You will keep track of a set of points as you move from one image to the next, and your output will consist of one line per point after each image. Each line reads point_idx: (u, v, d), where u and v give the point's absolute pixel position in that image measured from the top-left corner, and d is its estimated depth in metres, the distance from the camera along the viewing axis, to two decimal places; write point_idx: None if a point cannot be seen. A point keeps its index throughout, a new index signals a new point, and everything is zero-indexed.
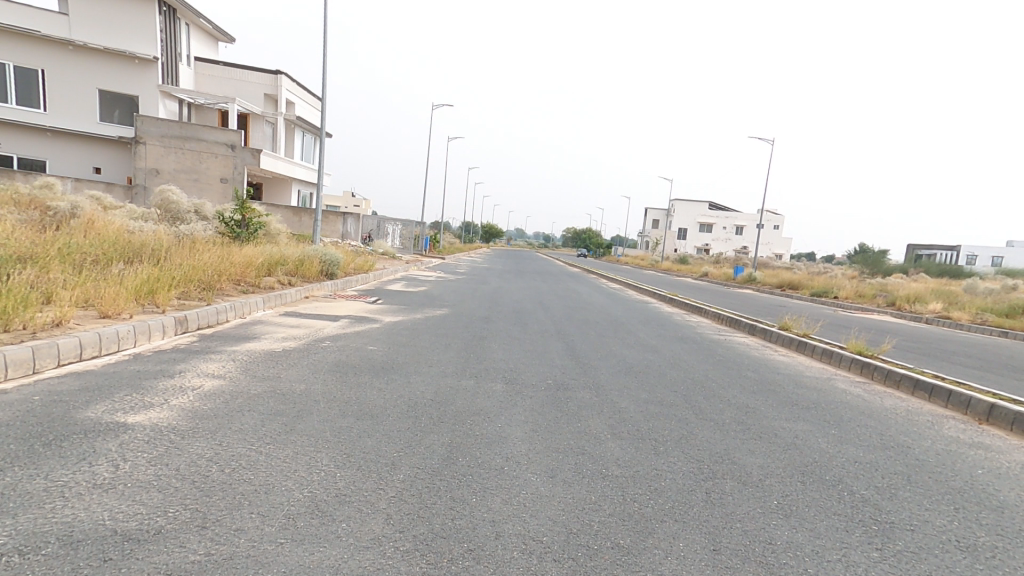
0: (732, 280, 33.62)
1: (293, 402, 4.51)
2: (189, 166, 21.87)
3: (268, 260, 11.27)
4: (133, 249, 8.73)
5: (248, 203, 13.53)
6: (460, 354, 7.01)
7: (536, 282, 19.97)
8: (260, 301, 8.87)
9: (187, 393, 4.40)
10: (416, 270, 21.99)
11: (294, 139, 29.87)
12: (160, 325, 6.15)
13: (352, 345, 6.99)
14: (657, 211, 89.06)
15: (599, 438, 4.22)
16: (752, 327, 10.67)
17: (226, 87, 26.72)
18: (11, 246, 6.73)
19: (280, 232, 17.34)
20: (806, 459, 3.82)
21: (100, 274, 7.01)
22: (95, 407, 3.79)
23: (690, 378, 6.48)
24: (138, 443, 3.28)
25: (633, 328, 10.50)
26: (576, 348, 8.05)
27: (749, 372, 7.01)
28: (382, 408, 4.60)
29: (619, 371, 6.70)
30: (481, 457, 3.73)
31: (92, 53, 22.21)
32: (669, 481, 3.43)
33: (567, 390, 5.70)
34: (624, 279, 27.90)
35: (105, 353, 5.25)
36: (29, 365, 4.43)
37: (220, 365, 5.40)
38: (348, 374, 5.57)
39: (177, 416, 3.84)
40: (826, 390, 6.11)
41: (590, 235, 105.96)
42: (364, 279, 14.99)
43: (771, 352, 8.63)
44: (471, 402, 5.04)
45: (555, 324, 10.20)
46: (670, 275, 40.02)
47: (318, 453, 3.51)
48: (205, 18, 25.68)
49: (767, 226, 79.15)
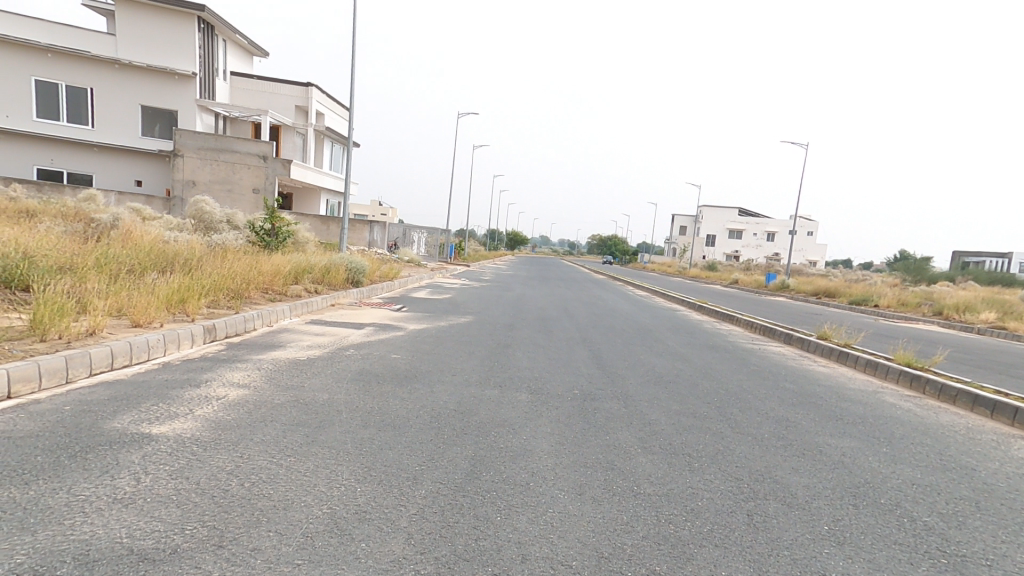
0: (763, 287, 32.83)
1: (314, 412, 4.44)
2: (223, 178, 22.45)
3: (296, 268, 11.38)
4: (167, 259, 8.91)
5: (277, 212, 13.72)
6: (484, 363, 6.88)
7: (562, 290, 19.79)
8: (287, 309, 8.93)
9: (212, 402, 4.37)
10: (441, 277, 22.06)
11: (323, 149, 30.41)
12: (189, 334, 6.19)
13: (375, 353, 6.94)
14: (684, 218, 87.83)
15: (629, 453, 4.03)
16: (788, 335, 10.28)
17: (258, 100, 27.39)
18: (50, 256, 6.91)
19: (308, 241, 17.61)
20: (858, 480, 3.56)
21: (133, 282, 7.12)
22: (121, 418, 3.78)
23: (724, 389, 6.21)
24: (160, 455, 3.25)
25: (662, 335, 10.24)
26: (602, 356, 7.85)
27: (787, 383, 6.70)
28: (404, 419, 4.50)
29: (647, 381, 6.47)
30: (506, 472, 3.59)
31: (135, 70, 23.07)
32: (706, 501, 3.22)
33: (594, 400, 5.52)
34: (652, 286, 27.50)
35: (136, 362, 5.29)
36: (62, 374, 4.45)
37: (245, 373, 5.39)
38: (371, 383, 5.51)
39: (200, 426, 3.81)
40: (872, 403, 5.79)
41: (615, 243, 105.20)
42: (389, 287, 15.05)
43: (810, 362, 8.27)
44: (494, 412, 4.91)
45: (582, 332, 10.01)
46: (699, 283, 39.30)
47: (339, 466, 3.43)
48: (241, 33, 26.41)
49: (799, 233, 77.09)
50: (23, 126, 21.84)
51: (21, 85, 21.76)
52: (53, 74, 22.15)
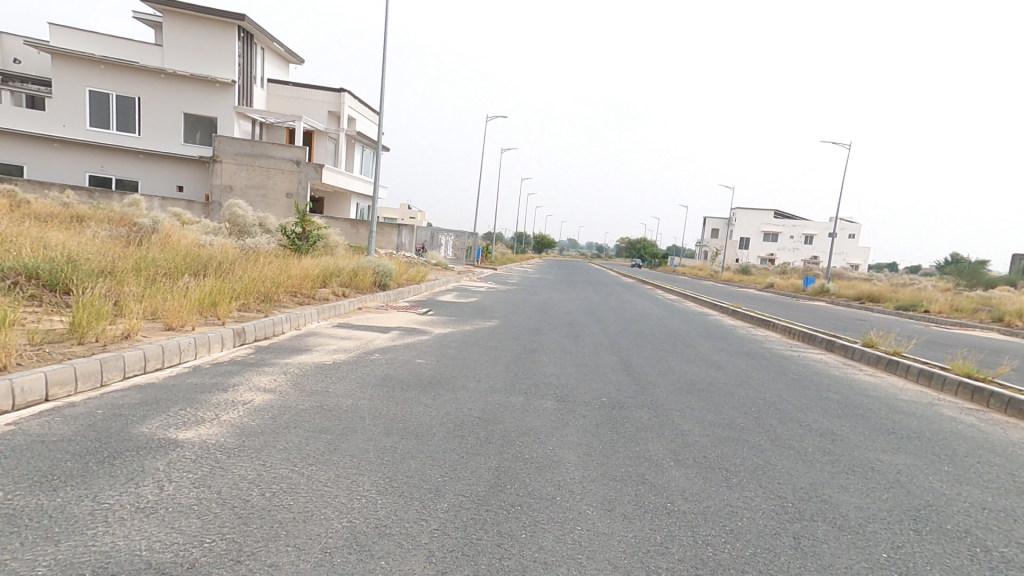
0: (801, 292, 31.84)
1: (338, 419, 4.40)
2: (257, 183, 22.99)
3: (324, 271, 11.50)
4: (201, 262, 9.09)
5: (309, 217, 13.93)
6: (510, 368, 6.76)
7: (591, 294, 19.55)
8: (315, 312, 9.02)
9: (238, 408, 4.38)
10: (468, 280, 22.06)
11: (354, 153, 30.88)
12: (219, 337, 6.28)
13: (401, 358, 6.90)
14: (716, 221, 86.13)
15: (662, 466, 3.85)
16: (830, 342, 9.87)
17: (292, 106, 28.00)
18: (91, 259, 7.10)
19: (338, 244, 17.83)
20: (916, 503, 3.30)
21: (168, 285, 7.27)
22: (149, 422, 3.81)
23: (761, 399, 5.94)
24: (185, 462, 3.24)
25: (694, 341, 9.94)
26: (632, 363, 7.63)
27: (830, 393, 6.38)
28: (427, 427, 4.42)
29: (680, 389, 6.24)
30: (532, 484, 3.46)
31: (177, 80, 23.86)
32: (746, 521, 3.02)
33: (623, 409, 5.35)
34: (683, 290, 26.98)
35: (168, 365, 5.37)
36: (97, 378, 4.53)
37: (271, 378, 5.40)
38: (395, 389, 5.46)
39: (225, 432, 3.81)
40: (929, 417, 5.43)
41: (644, 246, 103.87)
42: (416, 290, 15.12)
43: (856, 371, 7.89)
44: (519, 420, 4.79)
45: (611, 337, 9.80)
46: (733, 287, 38.38)
47: (361, 475, 3.37)
48: (278, 42, 27.06)
49: (838, 236, 74.60)
50: (75, 135, 22.94)
51: (73, 96, 22.83)
52: (103, 85, 23.17)
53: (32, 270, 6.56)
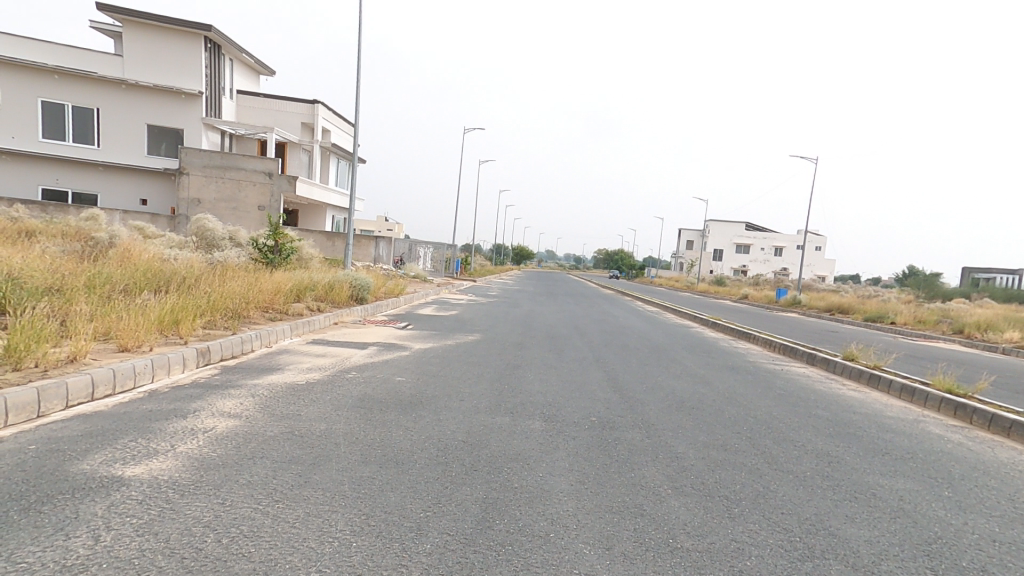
0: (774, 303, 32.33)
1: (310, 447, 4.04)
2: (228, 195, 22.34)
3: (297, 285, 11.05)
4: (163, 278, 8.60)
5: (281, 229, 13.47)
6: (494, 386, 6.47)
7: (571, 306, 19.40)
8: (288, 329, 8.59)
9: (198, 437, 3.99)
10: (448, 293, 21.73)
11: (329, 165, 30.38)
12: (180, 358, 5.85)
13: (379, 376, 6.55)
14: (690, 233, 87.55)
15: (659, 495, 3.62)
16: (811, 355, 9.83)
17: (264, 117, 27.42)
18: (36, 277, 6.60)
19: (312, 257, 17.31)
20: (927, 535, 3.12)
21: (124, 303, 6.80)
22: (91, 458, 3.40)
23: (752, 416, 5.78)
24: (128, 504, 2.85)
25: (678, 355, 9.81)
26: (618, 378, 7.43)
27: (819, 409, 6.25)
28: (407, 453, 4.10)
29: (670, 407, 6.04)
30: (523, 519, 3.18)
31: (142, 89, 23.12)
32: (755, 560, 2.79)
33: (614, 429, 5.11)
34: (662, 301, 27.09)
35: (119, 391, 4.93)
36: (33, 408, 4.10)
37: (238, 402, 5.00)
38: (373, 411, 5.11)
39: (179, 466, 3.43)
40: (919, 436, 5.32)
41: (620, 258, 104.98)
42: (395, 304, 14.73)
43: (839, 386, 7.83)
44: (506, 444, 4.50)
45: (594, 351, 9.60)
46: (709, 298, 38.88)
47: (334, 513, 3.04)
48: (248, 52, 26.54)
49: (807, 247, 76.51)
50: (32, 146, 21.99)
51: (30, 106, 21.91)
52: (62, 95, 22.34)
53: None
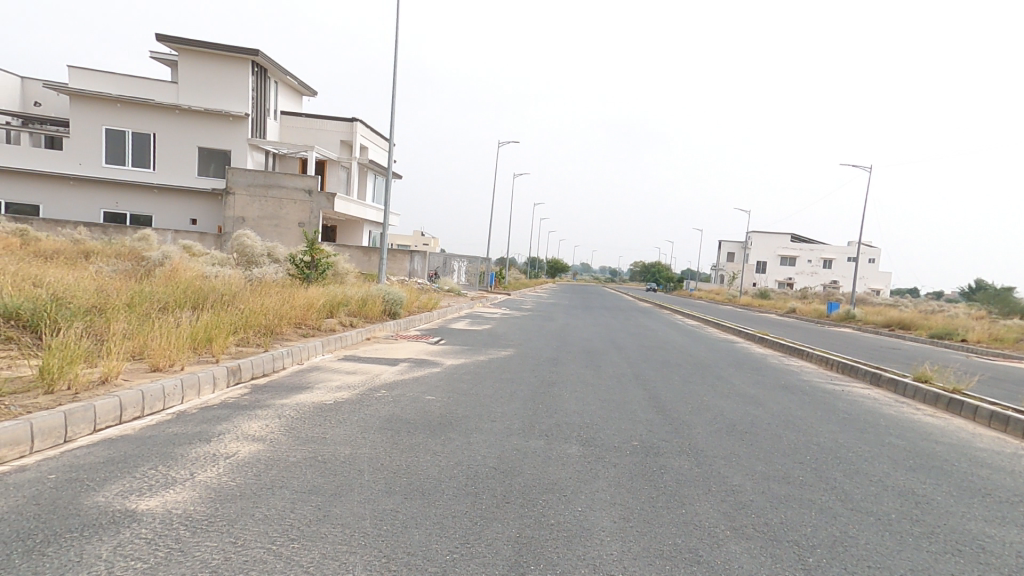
0: (824, 317, 30.88)
1: (332, 474, 3.80)
2: (270, 212, 22.93)
3: (331, 300, 11.03)
4: (202, 295, 8.65)
5: (317, 244, 13.57)
6: (528, 406, 6.12)
7: (609, 320, 18.87)
8: (320, 345, 8.50)
9: (219, 463, 3.81)
10: (482, 307, 21.55)
11: (366, 181, 30.93)
12: (211, 377, 5.75)
13: (409, 395, 6.31)
14: (732, 244, 85.16)
15: (716, 539, 3.22)
16: (876, 375, 9.10)
17: (305, 136, 28.17)
18: (77, 296, 6.63)
19: (347, 272, 17.44)
20: None
21: (159, 320, 6.78)
22: (108, 488, 3.24)
23: (814, 444, 5.26)
24: (136, 545, 2.65)
25: (725, 372, 9.24)
26: (660, 397, 6.98)
27: (894, 438, 5.66)
28: (435, 482, 3.81)
29: (719, 431, 5.57)
30: (562, 565, 2.84)
31: (192, 113, 24.09)
32: None
33: (660, 456, 4.69)
34: (704, 314, 26.19)
35: (149, 412, 4.83)
36: (60, 433, 4.00)
37: (264, 424, 4.83)
38: (400, 434, 4.84)
39: (195, 497, 3.22)
40: (1019, 474, 4.69)
41: (658, 270, 103.14)
42: (428, 317, 14.62)
43: (912, 410, 7.15)
44: (541, 472, 4.15)
45: (634, 368, 9.13)
46: (755, 312, 37.51)
47: (352, 555, 2.76)
48: (291, 74, 27.38)
49: (858, 258, 73.13)
50: (93, 172, 23.24)
51: (91, 134, 23.18)
52: (118, 120, 23.49)
53: (13, 310, 5.93)
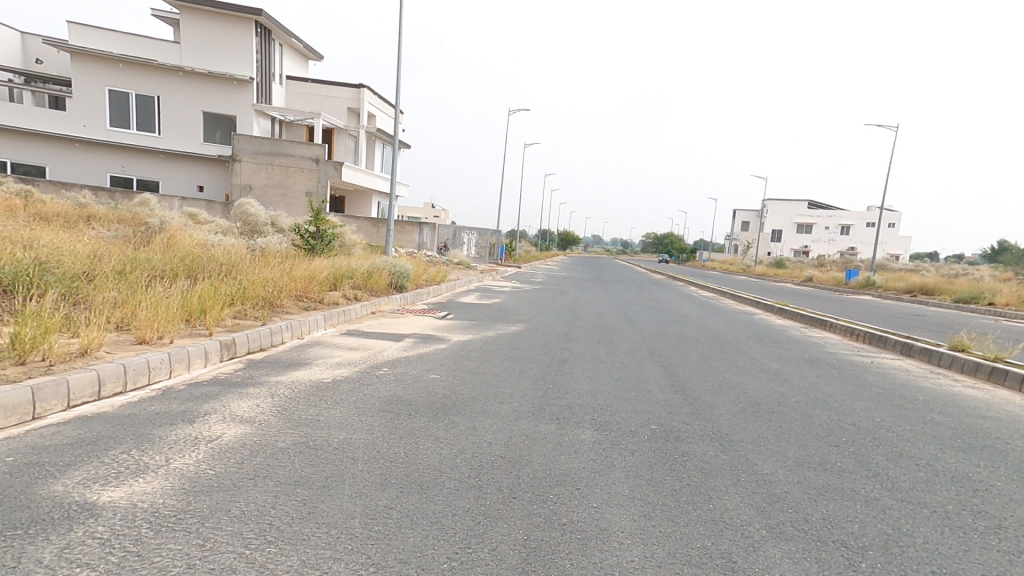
0: (842, 285, 30.13)
1: (323, 464, 3.46)
2: (277, 182, 22.51)
3: (334, 272, 10.69)
4: (200, 264, 8.32)
5: (322, 214, 13.17)
6: (538, 386, 5.76)
7: (621, 292, 18.43)
8: (322, 319, 8.18)
9: (200, 448, 3.48)
10: (492, 280, 21.17)
11: (374, 150, 30.32)
12: (202, 351, 5.44)
13: (412, 373, 5.99)
14: (747, 214, 83.43)
15: (754, 541, 2.84)
16: (908, 346, 8.61)
17: (312, 103, 27.48)
18: (64, 262, 6.28)
19: (355, 244, 17.07)
20: None
21: (150, 289, 6.45)
22: (67, 476, 2.92)
23: (848, 425, 4.85)
24: (86, 547, 2.32)
25: (745, 346, 8.81)
26: (679, 375, 6.58)
27: (936, 418, 5.23)
28: (435, 473, 3.46)
29: (744, 412, 5.17)
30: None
31: (195, 77, 23.47)
32: None
33: (683, 441, 4.31)
34: (720, 285, 25.56)
35: (131, 388, 4.52)
36: (27, 410, 3.69)
37: (254, 404, 4.50)
38: (401, 417, 4.50)
39: (167, 489, 2.89)
40: None
41: (671, 240, 101.77)
42: (436, 291, 14.28)
43: (951, 383, 6.71)
44: (553, 462, 3.78)
45: (650, 343, 8.72)
46: (771, 280, 36.71)
47: (335, 564, 2.42)
48: (297, 37, 26.53)
49: (878, 226, 71.29)
50: (97, 136, 22.80)
51: (94, 97, 22.69)
52: (121, 85, 22.97)
53: None
